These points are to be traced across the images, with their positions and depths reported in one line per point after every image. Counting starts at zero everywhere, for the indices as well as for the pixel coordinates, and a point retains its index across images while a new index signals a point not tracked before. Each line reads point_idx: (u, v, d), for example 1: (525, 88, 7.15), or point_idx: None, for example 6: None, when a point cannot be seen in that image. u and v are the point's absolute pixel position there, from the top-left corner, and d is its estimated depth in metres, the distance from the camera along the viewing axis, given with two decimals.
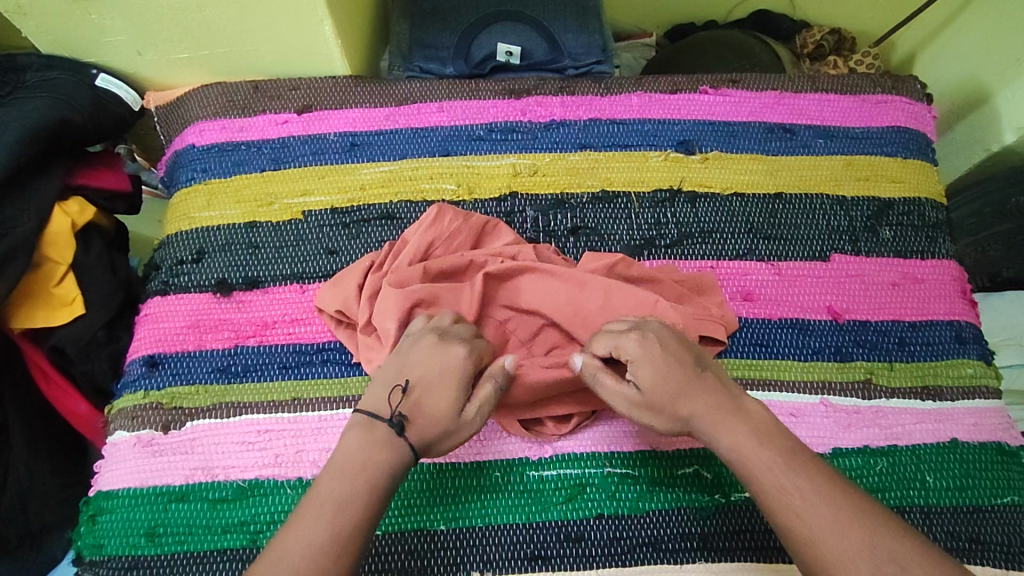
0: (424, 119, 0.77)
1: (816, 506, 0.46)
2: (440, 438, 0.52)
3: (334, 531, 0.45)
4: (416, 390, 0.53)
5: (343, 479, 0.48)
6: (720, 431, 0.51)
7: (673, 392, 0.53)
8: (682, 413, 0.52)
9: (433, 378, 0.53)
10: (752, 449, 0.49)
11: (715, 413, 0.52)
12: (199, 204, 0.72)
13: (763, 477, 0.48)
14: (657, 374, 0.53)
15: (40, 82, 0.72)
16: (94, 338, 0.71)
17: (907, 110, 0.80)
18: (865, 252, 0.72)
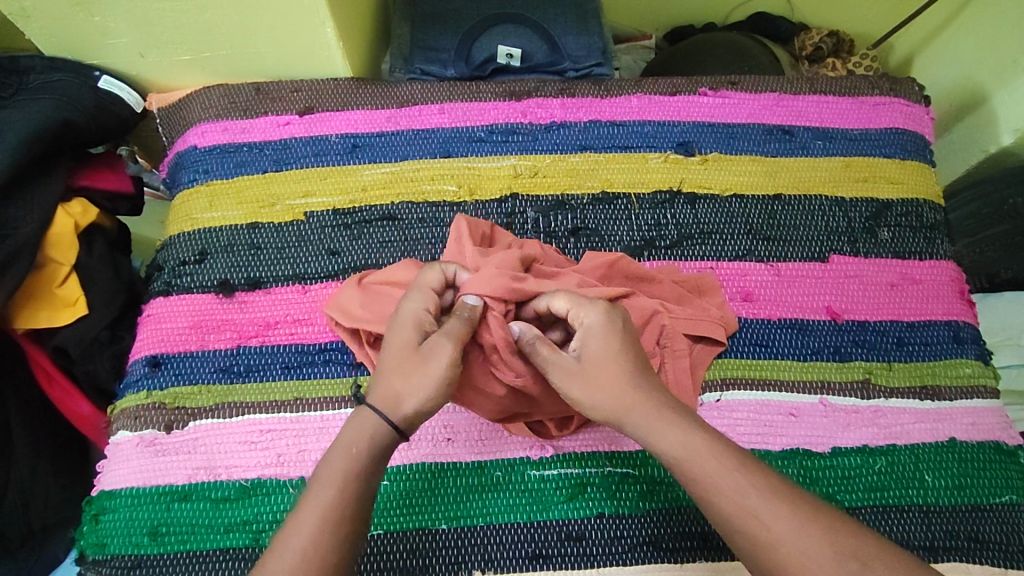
0: (425, 120, 0.77)
1: (767, 510, 0.45)
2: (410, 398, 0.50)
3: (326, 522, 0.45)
4: (381, 366, 0.52)
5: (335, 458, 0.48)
6: (659, 430, 0.49)
7: (616, 380, 0.51)
8: (621, 401, 0.50)
9: (390, 347, 0.52)
10: (691, 451, 0.48)
11: (654, 411, 0.50)
12: (202, 205, 0.73)
13: (711, 482, 0.46)
14: (605, 352, 0.52)
15: (44, 83, 0.72)
16: (96, 339, 0.71)
17: (905, 112, 0.81)
18: (864, 253, 0.73)
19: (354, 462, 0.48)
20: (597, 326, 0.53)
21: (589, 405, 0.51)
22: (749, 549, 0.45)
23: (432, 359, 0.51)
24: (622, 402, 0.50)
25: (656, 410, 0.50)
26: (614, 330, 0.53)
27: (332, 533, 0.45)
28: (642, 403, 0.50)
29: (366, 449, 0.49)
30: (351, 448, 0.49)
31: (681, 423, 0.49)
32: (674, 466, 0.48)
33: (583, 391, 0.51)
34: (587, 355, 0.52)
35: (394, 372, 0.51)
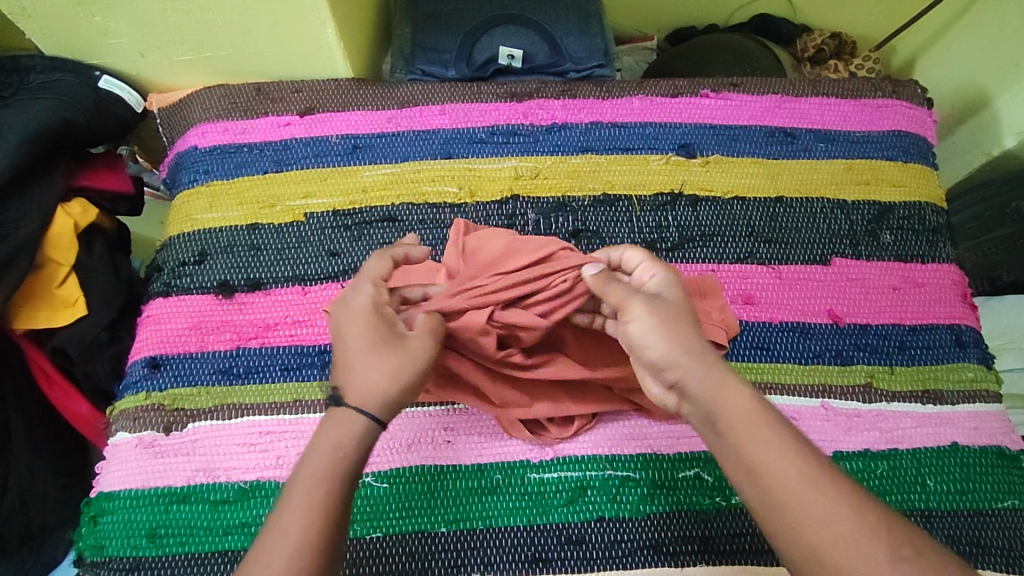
0: (425, 121, 0.77)
1: (815, 492, 0.43)
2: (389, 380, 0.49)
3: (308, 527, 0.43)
4: (349, 357, 0.49)
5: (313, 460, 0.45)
6: (728, 385, 0.47)
7: (688, 331, 0.50)
8: (693, 346, 0.49)
9: (349, 334, 0.50)
10: (758, 409, 0.46)
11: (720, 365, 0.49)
12: (202, 206, 0.73)
13: (773, 446, 0.45)
14: (679, 302, 0.53)
15: (44, 83, 0.72)
16: (96, 339, 0.71)
17: (907, 114, 0.81)
18: (866, 256, 0.72)
19: (340, 463, 0.46)
20: (667, 287, 0.55)
21: (655, 346, 0.50)
22: (798, 525, 0.42)
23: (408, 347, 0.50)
24: (694, 349, 0.49)
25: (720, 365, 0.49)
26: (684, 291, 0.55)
27: (320, 535, 0.43)
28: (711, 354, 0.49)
29: (352, 449, 0.46)
30: (336, 447, 0.46)
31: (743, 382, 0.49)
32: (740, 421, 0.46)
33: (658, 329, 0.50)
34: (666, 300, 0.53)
35: (371, 362, 0.49)
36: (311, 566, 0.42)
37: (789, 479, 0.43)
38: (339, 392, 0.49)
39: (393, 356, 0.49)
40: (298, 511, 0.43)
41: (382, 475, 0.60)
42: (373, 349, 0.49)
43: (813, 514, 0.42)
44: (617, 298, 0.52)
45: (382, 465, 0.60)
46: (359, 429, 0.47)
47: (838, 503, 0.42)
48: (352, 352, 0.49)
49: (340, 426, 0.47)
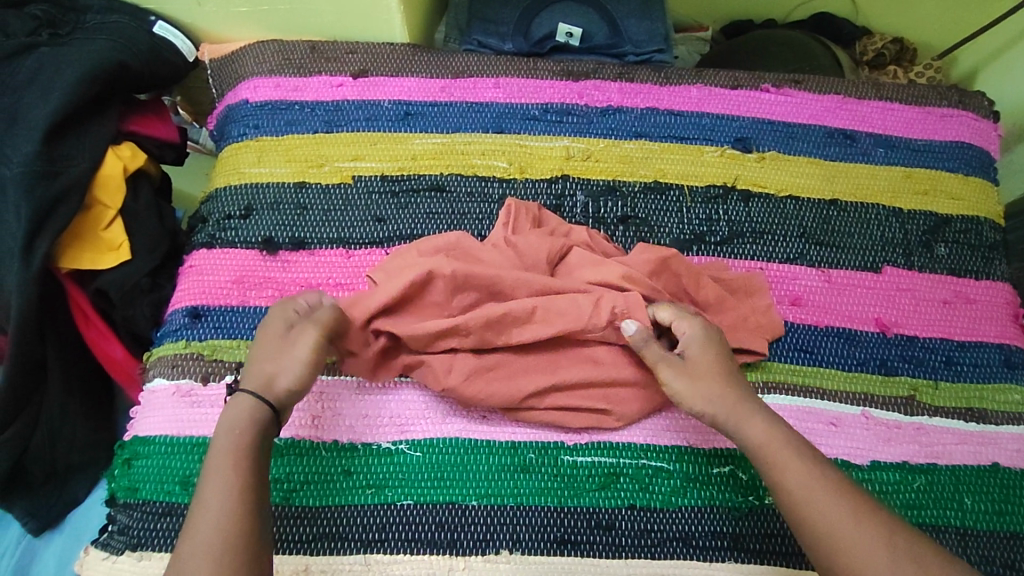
0: (479, 94, 0.76)
1: (824, 504, 0.47)
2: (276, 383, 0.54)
3: (226, 495, 0.47)
4: (263, 359, 0.55)
5: (221, 438, 0.50)
6: (748, 418, 0.53)
7: (714, 382, 0.55)
8: (719, 395, 0.54)
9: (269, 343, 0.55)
10: (773, 437, 0.51)
11: (742, 401, 0.54)
12: (250, 160, 0.72)
13: (787, 469, 0.50)
14: (708, 353, 0.56)
15: (101, 24, 0.71)
16: (137, 285, 0.71)
17: (972, 126, 0.78)
18: (918, 267, 0.71)
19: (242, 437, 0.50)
20: (696, 336, 0.57)
21: (693, 401, 0.55)
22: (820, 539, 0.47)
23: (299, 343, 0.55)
24: (721, 393, 0.54)
25: (740, 400, 0.54)
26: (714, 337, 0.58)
27: (236, 501, 0.47)
28: (738, 394, 0.54)
29: (248, 426, 0.51)
30: (233, 428, 0.50)
31: (764, 413, 0.53)
32: (756, 449, 0.52)
33: (698, 388, 0.54)
34: (694, 355, 0.56)
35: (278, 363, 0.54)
36: (234, 526, 0.45)
37: (799, 496, 0.48)
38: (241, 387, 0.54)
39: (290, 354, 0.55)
40: (217, 490, 0.47)
41: (416, 443, 0.60)
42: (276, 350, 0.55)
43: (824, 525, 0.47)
44: (653, 358, 0.57)
45: (418, 434, 0.61)
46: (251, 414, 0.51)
47: (845, 514, 0.47)
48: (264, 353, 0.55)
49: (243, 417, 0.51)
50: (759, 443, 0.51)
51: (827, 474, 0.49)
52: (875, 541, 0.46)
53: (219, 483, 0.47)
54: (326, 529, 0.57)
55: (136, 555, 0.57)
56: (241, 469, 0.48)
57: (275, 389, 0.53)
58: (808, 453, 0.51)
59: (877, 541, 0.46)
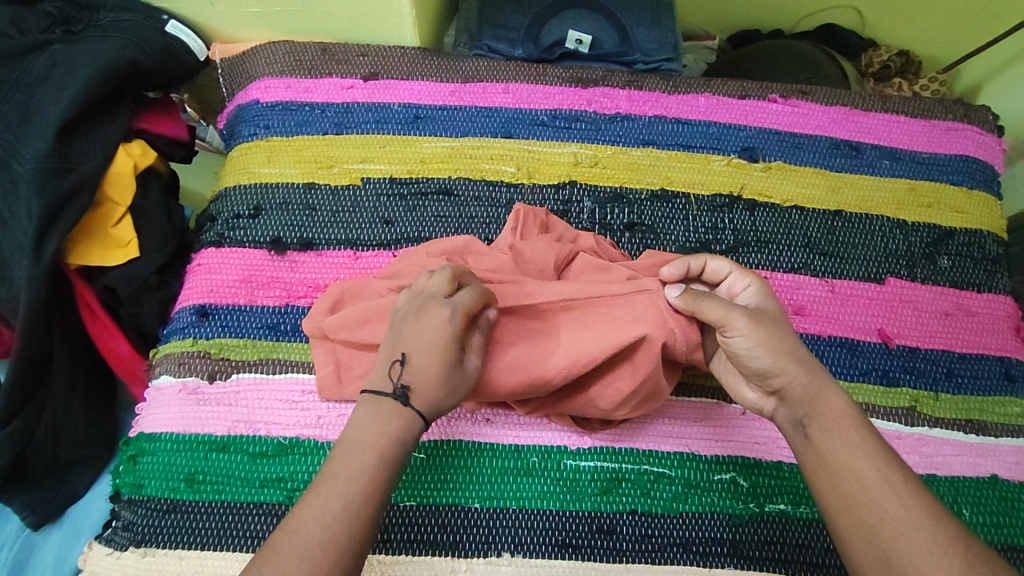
0: (488, 98, 0.76)
1: (891, 491, 0.45)
2: (447, 398, 0.51)
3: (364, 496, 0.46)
4: (420, 363, 0.51)
5: (380, 441, 0.49)
6: (824, 391, 0.50)
7: (782, 342, 0.52)
8: (794, 351, 0.52)
9: (427, 345, 0.51)
10: (852, 417, 0.49)
11: (811, 371, 0.51)
12: (260, 160, 0.73)
13: (849, 449, 0.48)
14: (775, 311, 0.55)
15: (114, 22, 0.72)
16: (145, 282, 0.71)
17: (977, 140, 0.79)
18: (921, 279, 0.71)
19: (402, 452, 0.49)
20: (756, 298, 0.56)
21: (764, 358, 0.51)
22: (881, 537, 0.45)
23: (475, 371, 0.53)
24: (796, 352, 0.52)
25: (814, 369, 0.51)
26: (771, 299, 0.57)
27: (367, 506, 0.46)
28: (807, 361, 0.51)
29: (408, 442, 0.50)
30: (400, 442, 0.49)
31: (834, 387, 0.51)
32: (831, 422, 0.49)
33: (766, 339, 0.52)
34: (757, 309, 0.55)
35: (449, 380, 0.51)
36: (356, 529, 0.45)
37: (872, 480, 0.46)
38: (404, 390, 0.50)
39: (463, 378, 0.52)
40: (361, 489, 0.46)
41: (419, 445, 0.61)
42: (444, 367, 0.51)
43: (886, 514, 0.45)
44: (717, 313, 0.53)
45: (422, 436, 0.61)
46: (405, 431, 0.49)
47: (914, 506, 0.45)
48: (432, 355, 0.51)
49: (396, 420, 0.49)
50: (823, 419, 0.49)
51: (889, 462, 0.47)
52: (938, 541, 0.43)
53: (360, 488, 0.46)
54: None
55: (140, 552, 0.57)
56: (380, 474, 0.48)
57: (439, 409, 0.51)
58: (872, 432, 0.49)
59: (937, 544, 0.43)
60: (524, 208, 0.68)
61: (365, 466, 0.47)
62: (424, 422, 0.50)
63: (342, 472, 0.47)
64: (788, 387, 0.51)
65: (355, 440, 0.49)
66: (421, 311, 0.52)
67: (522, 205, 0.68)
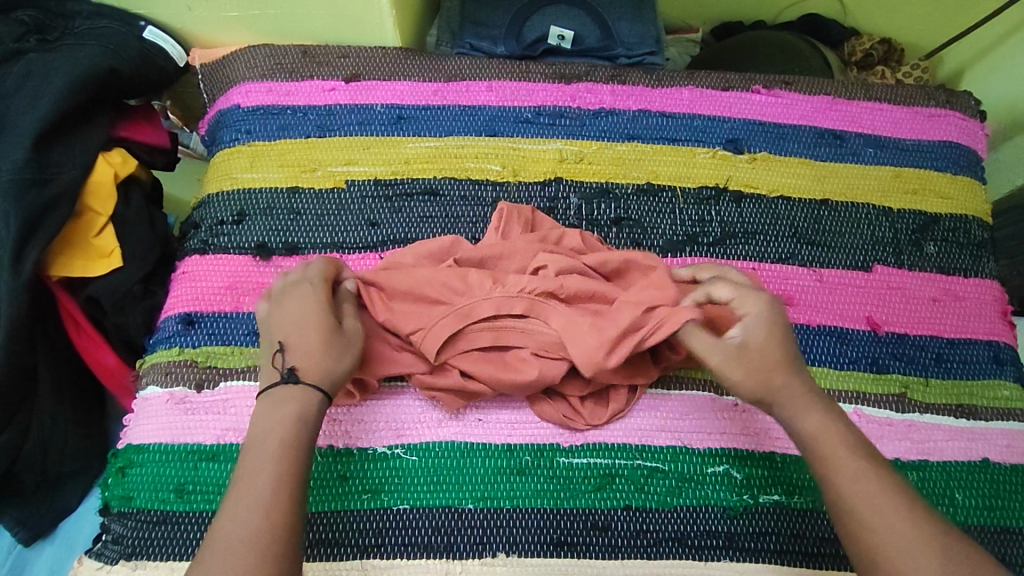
0: (471, 97, 0.76)
1: (879, 506, 0.46)
2: (336, 364, 0.53)
3: (277, 479, 0.46)
4: (296, 342, 0.52)
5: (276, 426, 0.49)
6: (803, 411, 0.52)
7: (762, 379, 0.53)
8: (775, 385, 0.52)
9: (297, 325, 0.53)
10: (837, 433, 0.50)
11: (800, 395, 0.52)
12: (243, 165, 0.72)
13: (839, 465, 0.49)
14: (768, 340, 0.54)
15: (90, 30, 0.71)
16: (130, 292, 0.71)
17: (960, 126, 0.79)
18: (908, 266, 0.71)
19: (302, 430, 0.49)
20: (760, 319, 0.54)
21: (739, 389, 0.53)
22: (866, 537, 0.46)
23: (355, 342, 0.55)
24: (777, 380, 0.53)
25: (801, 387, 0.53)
26: (775, 320, 0.55)
27: (285, 487, 0.46)
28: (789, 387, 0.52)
29: (310, 419, 0.50)
30: (298, 420, 0.49)
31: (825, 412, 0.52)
32: (809, 439, 0.51)
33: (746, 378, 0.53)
34: (749, 339, 0.54)
35: (329, 348, 0.53)
36: (281, 514, 0.45)
37: (849, 491, 0.48)
38: (291, 371, 0.51)
39: (345, 349, 0.54)
40: (270, 476, 0.46)
41: (412, 448, 0.60)
42: (323, 341, 0.53)
43: (870, 523, 0.46)
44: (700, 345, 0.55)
45: (413, 438, 0.61)
46: (300, 407, 0.50)
47: (895, 511, 0.46)
48: (303, 329, 0.53)
49: (293, 400, 0.50)
50: (811, 434, 0.51)
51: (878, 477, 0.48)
52: (922, 550, 0.44)
53: (271, 473, 0.46)
54: (322, 535, 0.57)
55: (131, 565, 0.57)
56: (289, 455, 0.48)
57: (330, 377, 0.52)
58: (857, 448, 0.50)
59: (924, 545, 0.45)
60: (509, 208, 0.67)
61: (270, 455, 0.47)
62: (320, 392, 0.51)
63: (262, 470, 0.47)
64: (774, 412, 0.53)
65: (264, 439, 0.48)
66: (286, 295, 0.55)
67: (504, 205, 0.67)
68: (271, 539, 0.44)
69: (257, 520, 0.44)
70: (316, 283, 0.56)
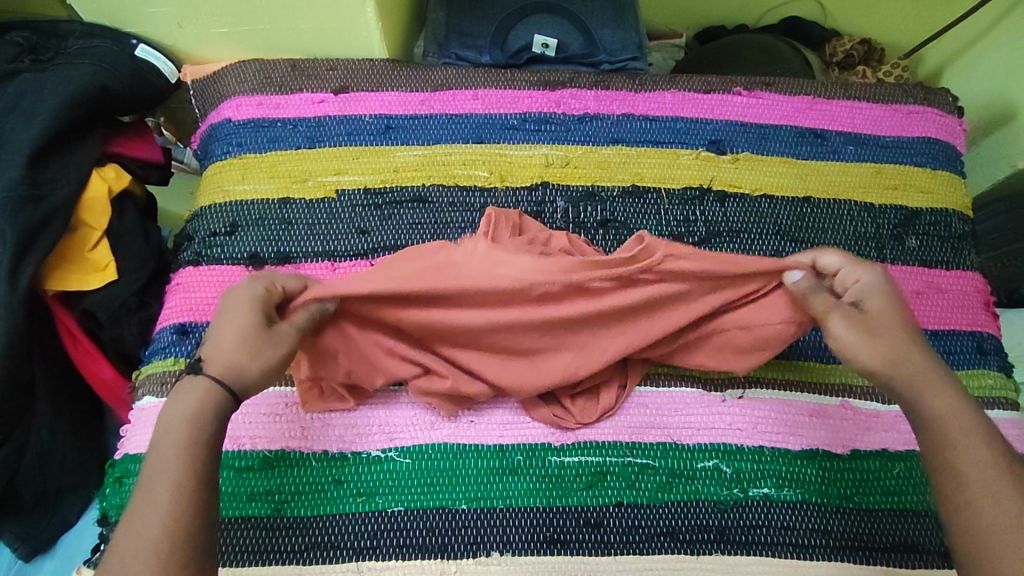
0: (458, 105, 0.77)
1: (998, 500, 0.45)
2: (245, 364, 0.49)
3: (172, 483, 0.44)
4: (215, 335, 0.50)
5: (169, 428, 0.46)
6: (933, 391, 0.51)
7: (891, 350, 0.52)
8: (908, 354, 0.52)
9: (225, 322, 0.50)
10: (964, 415, 0.50)
11: (925, 371, 0.52)
12: (234, 177, 0.73)
13: (963, 451, 0.48)
14: (892, 308, 0.54)
15: (82, 49, 0.72)
16: (124, 304, 0.72)
17: (938, 122, 0.81)
18: (891, 260, 0.73)
19: (198, 429, 0.46)
20: (875, 285, 0.55)
21: (866, 356, 0.53)
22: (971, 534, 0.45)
23: (277, 343, 0.51)
24: (908, 354, 0.52)
25: (933, 367, 0.52)
26: (892, 291, 0.55)
27: (182, 491, 0.44)
28: (921, 361, 0.52)
29: (206, 414, 0.47)
30: (191, 417, 0.46)
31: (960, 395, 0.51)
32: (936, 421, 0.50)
33: (870, 345, 0.53)
34: (873, 306, 0.54)
35: (242, 343, 0.49)
36: (180, 519, 0.43)
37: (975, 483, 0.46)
38: (199, 362, 0.49)
39: (262, 344, 0.50)
40: (161, 480, 0.44)
41: (405, 450, 0.61)
42: (240, 335, 0.49)
43: (986, 517, 0.45)
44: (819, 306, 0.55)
45: (406, 441, 0.61)
46: (197, 404, 0.47)
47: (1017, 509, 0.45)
48: (226, 326, 0.50)
49: (188, 397, 0.47)
50: (937, 417, 0.50)
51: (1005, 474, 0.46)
52: None
53: (166, 478, 0.44)
54: (317, 539, 0.58)
55: None
56: (187, 458, 0.45)
57: (237, 374, 0.49)
58: (987, 431, 0.49)
59: None
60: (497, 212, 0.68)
61: (164, 457, 0.45)
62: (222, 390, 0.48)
63: (150, 473, 0.44)
64: (892, 385, 0.52)
65: (158, 443, 0.46)
66: (230, 292, 0.53)
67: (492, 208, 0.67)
68: (174, 546, 0.42)
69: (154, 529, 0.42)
70: (263, 284, 0.53)
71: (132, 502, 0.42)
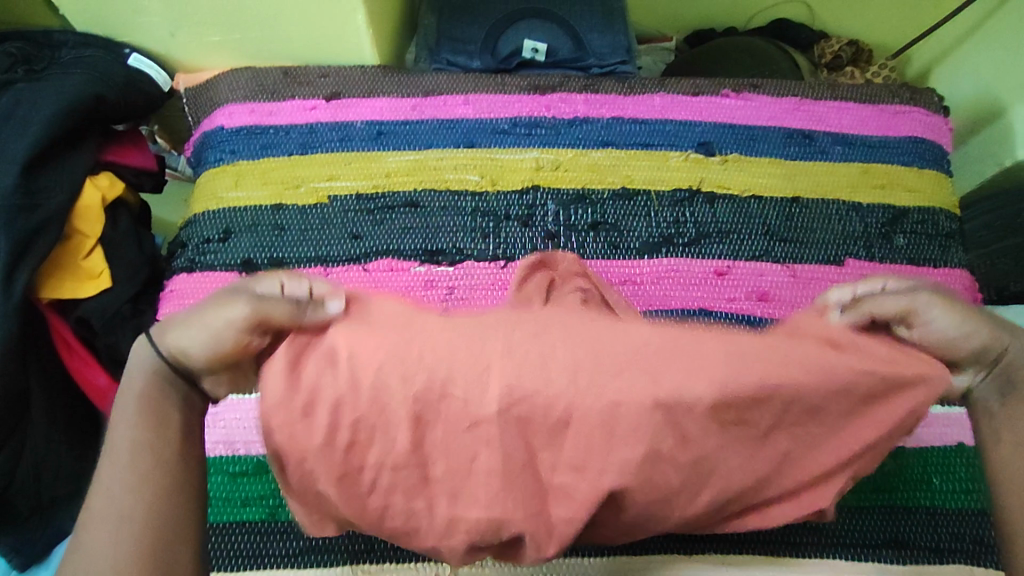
0: (449, 111, 0.78)
1: None
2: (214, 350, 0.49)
3: (131, 482, 0.48)
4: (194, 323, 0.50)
5: (119, 432, 0.50)
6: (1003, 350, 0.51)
7: (963, 316, 0.51)
8: (976, 319, 0.51)
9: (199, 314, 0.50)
10: None
11: (994, 335, 0.51)
12: (227, 184, 0.74)
13: None
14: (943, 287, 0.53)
15: (75, 58, 0.73)
16: (119, 312, 0.73)
17: (924, 121, 0.82)
18: (879, 259, 0.73)
19: (142, 430, 0.50)
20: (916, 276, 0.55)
21: (959, 329, 0.50)
22: None
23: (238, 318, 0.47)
24: (978, 318, 0.51)
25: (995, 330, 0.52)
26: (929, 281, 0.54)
27: (134, 491, 0.48)
28: (986, 324, 0.52)
29: (153, 420, 0.51)
30: (141, 419, 0.51)
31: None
32: None
33: (948, 317, 0.50)
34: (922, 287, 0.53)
35: (213, 327, 0.49)
36: (137, 517, 0.47)
37: None
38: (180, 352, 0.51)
39: (226, 325, 0.48)
40: (120, 478, 0.48)
41: None
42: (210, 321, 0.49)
43: None
44: (896, 305, 0.50)
45: None
46: (131, 406, 0.51)
47: None
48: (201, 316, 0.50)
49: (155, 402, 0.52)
50: None
51: None
52: None
53: (118, 476, 0.48)
54: (310, 543, 0.58)
55: None
56: (125, 458, 0.49)
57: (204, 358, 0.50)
58: None
59: None
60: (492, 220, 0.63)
61: (119, 457, 0.49)
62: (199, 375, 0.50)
63: (110, 457, 0.49)
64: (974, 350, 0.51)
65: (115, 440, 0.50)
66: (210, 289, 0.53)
67: None
68: (131, 540, 0.46)
69: (115, 526, 0.46)
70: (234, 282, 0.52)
71: (112, 499, 0.47)
